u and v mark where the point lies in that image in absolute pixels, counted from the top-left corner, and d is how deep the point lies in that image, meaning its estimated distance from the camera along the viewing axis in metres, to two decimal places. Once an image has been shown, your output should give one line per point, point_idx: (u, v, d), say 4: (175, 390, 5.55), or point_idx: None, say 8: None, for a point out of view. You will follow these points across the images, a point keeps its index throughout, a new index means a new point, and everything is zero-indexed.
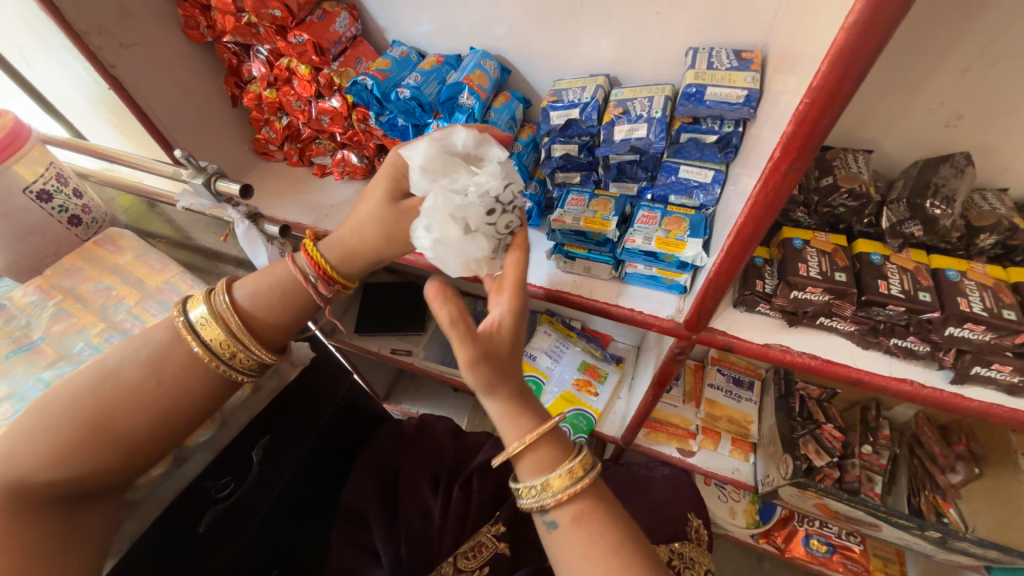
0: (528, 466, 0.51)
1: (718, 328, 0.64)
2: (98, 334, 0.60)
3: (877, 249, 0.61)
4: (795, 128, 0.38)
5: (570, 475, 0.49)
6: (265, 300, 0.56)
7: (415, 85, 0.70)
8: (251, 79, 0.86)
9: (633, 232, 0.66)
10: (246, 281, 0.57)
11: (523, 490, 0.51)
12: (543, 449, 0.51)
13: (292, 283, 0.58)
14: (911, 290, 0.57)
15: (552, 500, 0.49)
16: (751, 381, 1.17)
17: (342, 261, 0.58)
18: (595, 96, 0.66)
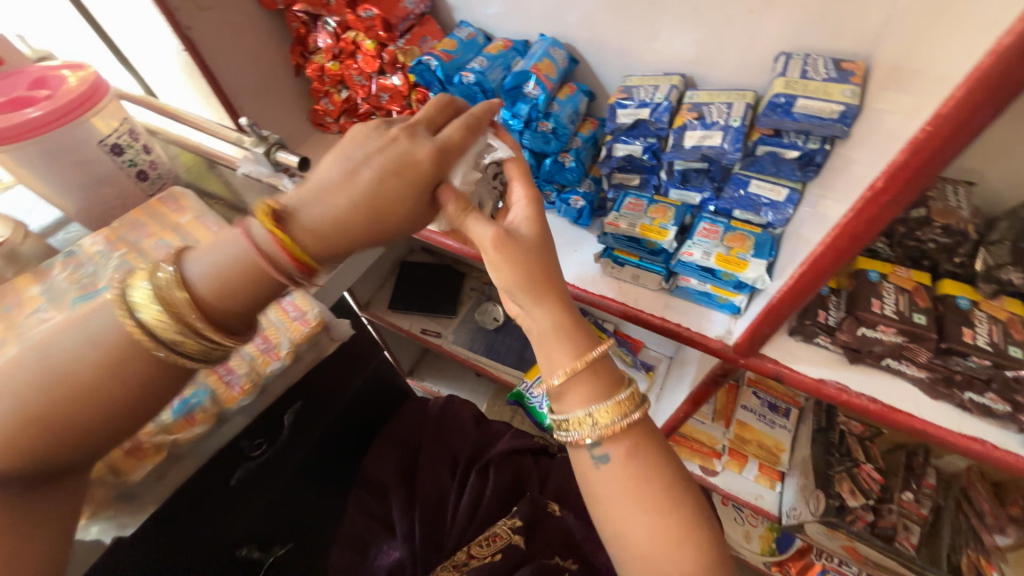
0: (576, 394, 0.48)
1: (769, 355, 0.61)
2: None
3: (964, 292, 0.56)
4: (910, 156, 0.34)
5: (618, 411, 0.47)
6: (223, 279, 0.42)
7: (480, 70, 0.68)
8: (316, 49, 0.86)
9: (692, 245, 0.63)
10: (198, 252, 0.43)
11: (571, 420, 0.48)
12: (595, 376, 0.48)
13: (253, 257, 0.42)
14: (999, 343, 0.52)
15: (596, 434, 0.47)
16: (788, 408, 1.10)
17: (319, 235, 0.43)
18: (668, 96, 0.62)
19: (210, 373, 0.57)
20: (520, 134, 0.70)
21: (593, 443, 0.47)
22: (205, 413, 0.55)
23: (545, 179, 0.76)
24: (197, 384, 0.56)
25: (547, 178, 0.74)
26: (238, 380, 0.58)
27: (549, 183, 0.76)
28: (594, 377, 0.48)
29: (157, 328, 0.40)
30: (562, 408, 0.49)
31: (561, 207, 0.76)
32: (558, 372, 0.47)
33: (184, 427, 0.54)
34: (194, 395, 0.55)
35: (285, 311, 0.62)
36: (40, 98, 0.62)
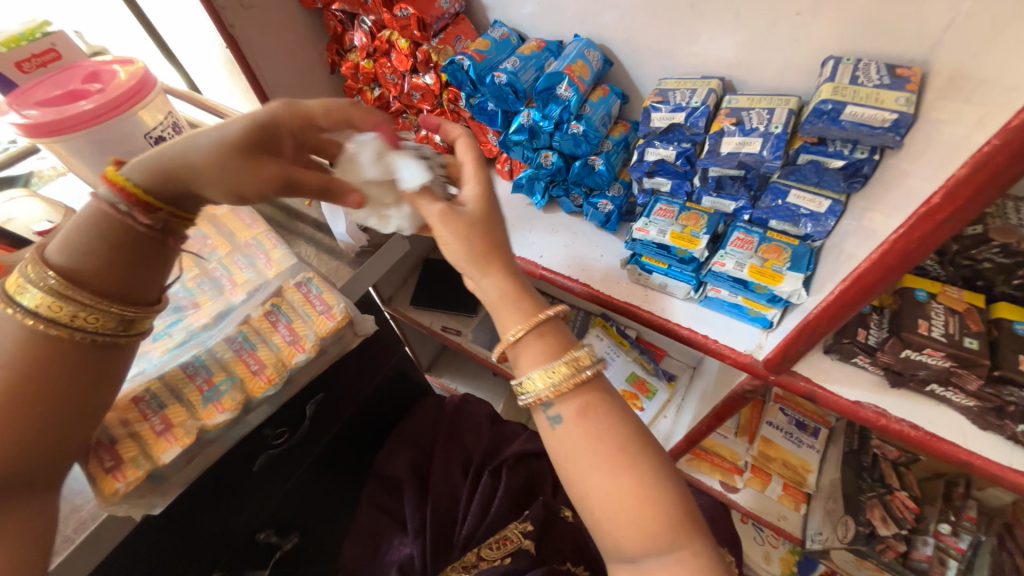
0: (532, 353, 0.49)
1: (802, 373, 0.59)
2: (191, 279, 0.65)
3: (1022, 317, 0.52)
4: (972, 172, 0.32)
5: (570, 368, 0.47)
6: (90, 245, 0.42)
7: (512, 70, 0.67)
8: (351, 48, 0.87)
9: (724, 255, 0.61)
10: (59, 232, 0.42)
11: (525, 381, 0.48)
12: (545, 337, 0.49)
13: (102, 219, 0.42)
14: None
15: (552, 391, 0.47)
16: (818, 428, 1.05)
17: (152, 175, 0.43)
18: (705, 101, 0.60)
19: (238, 362, 0.59)
20: (550, 135, 0.70)
21: (548, 403, 0.48)
22: (232, 401, 0.57)
23: (575, 183, 0.76)
24: (225, 372, 0.58)
25: (576, 181, 0.74)
26: (265, 370, 0.59)
27: (580, 186, 0.76)
28: (549, 337, 0.49)
29: (38, 307, 0.39)
30: (518, 371, 0.50)
31: (589, 211, 0.76)
32: (512, 329, 0.48)
33: (212, 414, 0.56)
34: (222, 383, 0.57)
35: (311, 304, 0.63)
36: (93, 91, 0.65)
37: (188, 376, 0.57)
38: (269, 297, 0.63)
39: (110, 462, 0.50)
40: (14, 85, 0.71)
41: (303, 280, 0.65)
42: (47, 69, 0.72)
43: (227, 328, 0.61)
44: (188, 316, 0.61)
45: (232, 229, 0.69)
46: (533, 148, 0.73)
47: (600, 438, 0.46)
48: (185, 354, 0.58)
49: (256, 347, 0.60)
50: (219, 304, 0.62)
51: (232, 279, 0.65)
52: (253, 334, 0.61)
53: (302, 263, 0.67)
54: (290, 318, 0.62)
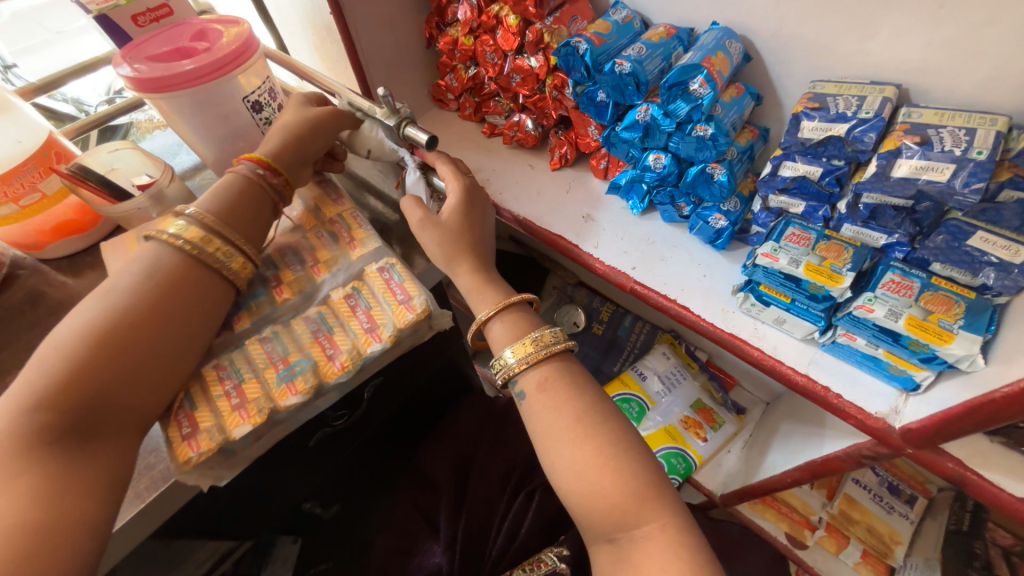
0: (501, 334, 0.56)
1: (952, 453, 0.49)
2: (279, 246, 0.63)
3: None
4: None
5: (533, 344, 0.54)
6: (226, 208, 0.53)
7: (637, 58, 0.59)
8: (453, 21, 0.82)
9: (872, 299, 0.51)
10: (220, 195, 0.54)
11: (498, 357, 0.55)
12: (508, 319, 0.57)
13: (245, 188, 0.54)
14: None
15: (521, 365, 0.53)
16: (914, 496, 0.93)
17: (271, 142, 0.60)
18: (879, 112, 0.49)
19: (315, 344, 0.56)
20: (668, 135, 0.62)
21: (518, 378, 0.54)
22: (304, 383, 0.53)
23: (684, 191, 0.67)
24: (301, 354, 0.55)
25: (687, 190, 0.66)
26: (340, 356, 0.55)
27: (689, 196, 0.67)
28: (518, 323, 0.57)
29: (182, 235, 0.49)
30: (494, 352, 0.57)
31: (695, 223, 0.68)
32: (480, 314, 0.58)
33: (285, 394, 0.53)
34: (298, 363, 0.54)
35: (392, 292, 0.58)
36: (199, 50, 0.65)
37: (265, 351, 0.55)
38: (352, 279, 0.60)
39: (186, 429, 0.50)
40: (129, 37, 0.71)
41: (386, 266, 0.60)
42: (159, 24, 0.73)
43: (307, 307, 0.58)
44: (270, 290, 0.59)
45: (319, 203, 0.67)
46: (644, 148, 0.65)
47: (563, 406, 0.50)
48: (264, 329, 0.57)
49: (334, 331, 0.57)
50: (304, 283, 0.60)
51: (315, 256, 0.62)
52: (331, 316, 0.57)
53: (385, 247, 0.63)
54: (369, 304, 0.58)
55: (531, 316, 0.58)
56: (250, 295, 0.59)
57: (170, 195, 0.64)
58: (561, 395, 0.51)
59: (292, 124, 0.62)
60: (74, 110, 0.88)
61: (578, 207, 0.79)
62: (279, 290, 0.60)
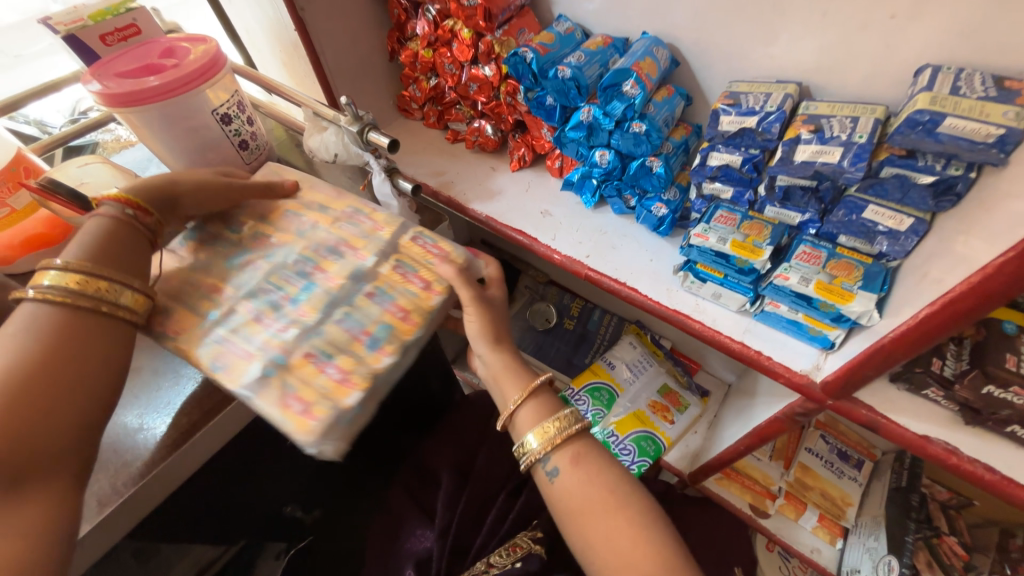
0: (527, 416, 0.58)
1: (864, 400, 0.55)
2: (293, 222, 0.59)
3: (1015, 317, 0.51)
4: None
5: (559, 424, 0.56)
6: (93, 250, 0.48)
7: (577, 65, 0.66)
8: (412, 36, 0.88)
9: (788, 268, 0.58)
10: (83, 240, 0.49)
11: (522, 442, 0.57)
12: (536, 400, 0.59)
13: (114, 227, 0.51)
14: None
15: (547, 446, 0.55)
16: (861, 460, 1.01)
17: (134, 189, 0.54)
18: (782, 105, 0.57)
19: (386, 312, 0.53)
20: (610, 133, 0.68)
21: (547, 458, 0.56)
22: (392, 344, 0.51)
23: (629, 184, 0.73)
24: (376, 324, 0.52)
25: (631, 182, 0.72)
26: (410, 315, 0.53)
27: (634, 188, 0.73)
28: (542, 405, 0.59)
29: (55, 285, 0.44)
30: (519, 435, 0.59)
31: (641, 213, 0.74)
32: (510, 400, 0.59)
33: (376, 358, 0.50)
34: (379, 330, 0.51)
35: (432, 254, 0.58)
36: (167, 66, 0.68)
37: (344, 329, 0.51)
38: (388, 252, 0.57)
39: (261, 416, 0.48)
40: (97, 56, 0.74)
41: (417, 233, 0.59)
42: (127, 43, 0.76)
43: (361, 285, 0.55)
44: (321, 281, 0.54)
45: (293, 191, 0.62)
46: (589, 146, 0.71)
47: (594, 480, 0.53)
48: (335, 312, 0.53)
49: (393, 295, 0.54)
50: (349, 265, 0.56)
51: (349, 244, 0.57)
52: (384, 287, 0.55)
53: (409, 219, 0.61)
54: (416, 267, 0.56)
55: (553, 397, 0.61)
56: (300, 287, 0.54)
57: None
58: (593, 468, 0.54)
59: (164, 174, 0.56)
60: (38, 131, 0.89)
61: (537, 203, 0.85)
62: (330, 279, 0.55)
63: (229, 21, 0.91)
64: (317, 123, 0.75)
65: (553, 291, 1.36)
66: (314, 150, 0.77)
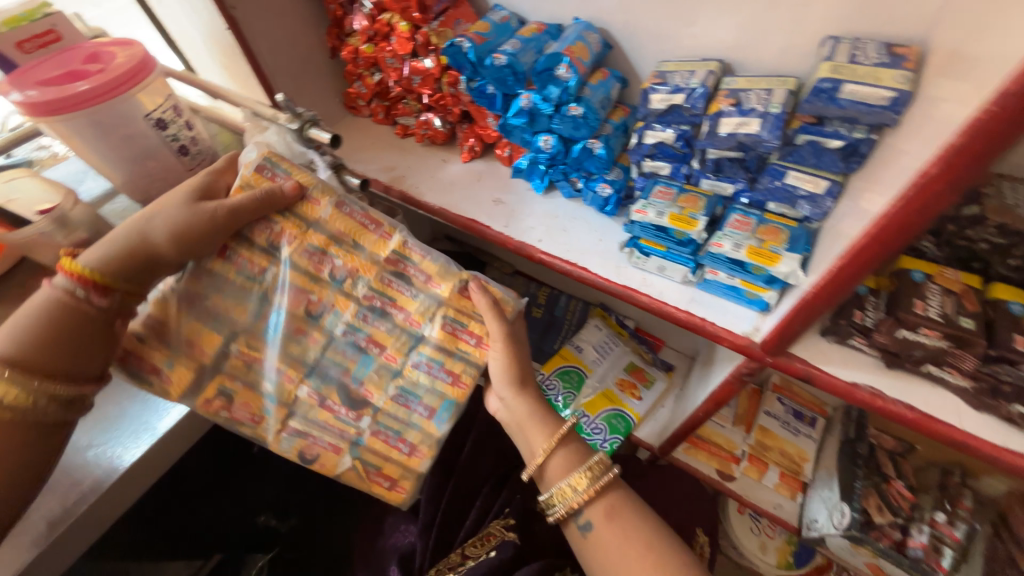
0: (557, 466, 0.61)
1: (799, 355, 0.58)
2: (327, 271, 0.56)
3: (921, 266, 0.55)
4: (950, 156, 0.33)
5: (589, 477, 0.60)
6: (31, 341, 0.49)
7: (512, 52, 0.67)
8: (352, 31, 0.87)
9: (721, 236, 0.61)
10: (19, 324, 0.49)
11: (553, 494, 0.60)
12: (565, 450, 0.62)
13: (58, 309, 0.50)
14: (951, 316, 0.51)
15: (580, 498, 0.59)
16: (815, 417, 1.07)
17: (102, 263, 0.52)
18: (704, 82, 0.60)
19: (440, 380, 0.59)
20: (549, 118, 0.70)
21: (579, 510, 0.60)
22: (452, 414, 0.59)
23: (574, 166, 0.75)
24: (434, 393, 0.59)
25: (576, 165, 0.74)
26: (461, 377, 0.59)
27: (579, 171, 0.76)
28: (570, 454, 0.62)
29: None
30: (549, 484, 0.62)
31: (588, 195, 0.76)
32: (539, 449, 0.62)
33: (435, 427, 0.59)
34: (441, 406, 0.59)
35: (474, 308, 0.60)
36: (92, 72, 0.66)
37: (403, 406, 0.59)
38: (436, 310, 0.58)
39: (387, 484, 0.60)
40: (15, 65, 0.70)
41: (466, 284, 0.59)
42: (48, 50, 0.73)
43: (411, 352, 0.58)
44: (376, 355, 0.58)
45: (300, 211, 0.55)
46: (531, 132, 0.72)
47: (627, 536, 0.56)
48: (391, 387, 0.59)
49: (445, 359, 0.59)
50: (399, 329, 0.58)
51: (397, 305, 0.58)
52: (436, 352, 0.58)
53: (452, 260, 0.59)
54: (462, 322, 0.59)
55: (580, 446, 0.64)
56: (358, 361, 0.58)
57: (75, 218, 0.65)
58: (626, 525, 0.57)
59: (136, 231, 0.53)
60: None
61: (488, 192, 0.86)
62: (386, 351, 0.58)
63: (158, 23, 0.87)
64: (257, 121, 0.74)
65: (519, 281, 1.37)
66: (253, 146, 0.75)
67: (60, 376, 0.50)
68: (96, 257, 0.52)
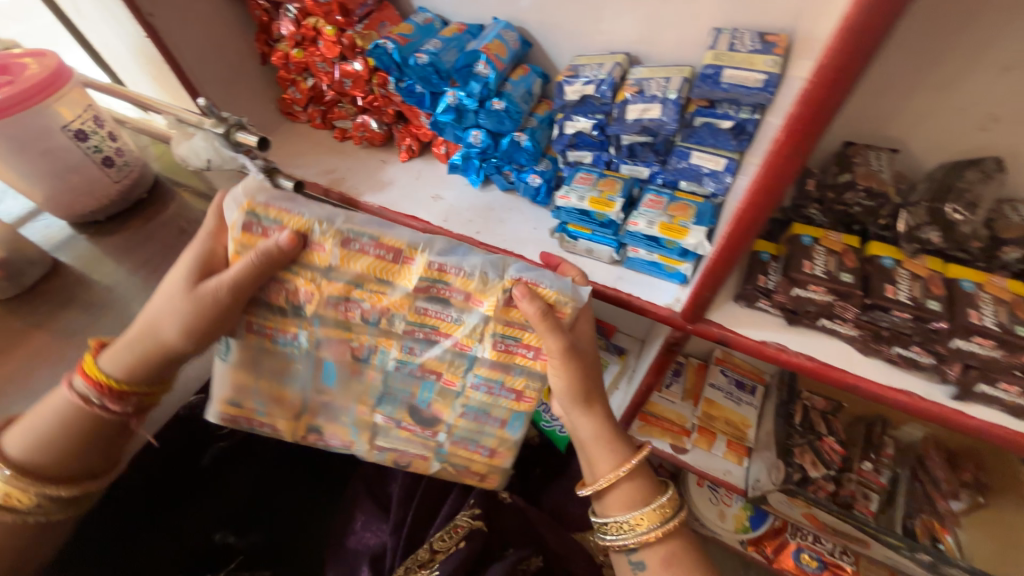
0: (617, 498, 0.61)
1: (715, 320, 0.63)
2: (361, 311, 0.56)
3: (810, 232, 0.61)
4: (793, 121, 0.38)
5: (651, 521, 0.59)
6: (44, 445, 0.53)
7: (433, 51, 0.70)
8: (280, 37, 0.88)
9: (637, 215, 0.65)
10: (37, 429, 0.53)
11: (613, 526, 0.61)
12: (631, 481, 0.62)
13: (74, 414, 0.53)
14: (918, 298, 0.54)
15: (636, 539, 0.59)
16: (754, 385, 1.15)
17: (119, 368, 0.54)
18: (611, 73, 0.65)
19: (505, 398, 0.60)
20: (475, 113, 0.73)
21: (633, 547, 0.61)
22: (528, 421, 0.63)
23: (505, 159, 0.79)
24: (505, 411, 0.61)
25: (507, 157, 0.77)
26: (525, 393, 0.60)
27: (510, 163, 0.79)
28: (635, 486, 0.62)
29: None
30: (608, 510, 0.62)
31: (520, 186, 0.79)
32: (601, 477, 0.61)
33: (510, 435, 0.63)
34: (511, 418, 0.62)
35: (515, 320, 0.55)
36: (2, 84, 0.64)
37: (479, 421, 0.62)
38: (485, 328, 0.55)
39: (477, 478, 0.69)
40: None
41: (508, 295, 0.53)
42: None
43: (468, 374, 0.59)
44: (437, 380, 0.60)
45: (306, 260, 0.53)
46: (459, 127, 0.75)
47: None
48: (457, 406, 0.61)
49: (499, 376, 0.58)
50: (451, 355, 0.58)
51: (442, 332, 0.56)
52: (489, 371, 0.58)
53: (495, 261, 0.54)
54: (515, 336, 0.55)
55: (646, 479, 0.63)
56: (420, 386, 0.61)
57: None
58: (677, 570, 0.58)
59: (155, 328, 0.54)
60: None
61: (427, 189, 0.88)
62: (441, 375, 0.59)
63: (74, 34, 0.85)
64: (183, 128, 0.74)
65: None
66: (181, 152, 0.75)
67: (83, 476, 0.55)
68: (115, 363, 0.53)
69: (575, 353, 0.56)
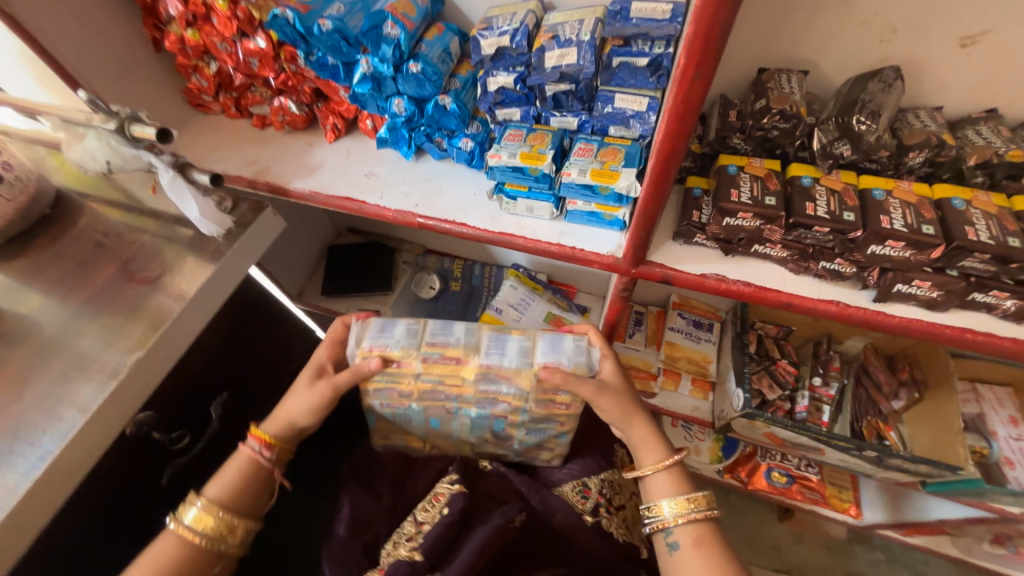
0: (659, 486, 0.64)
1: (656, 261, 0.64)
2: (445, 394, 0.64)
3: (735, 160, 0.63)
4: (691, 43, 0.39)
5: (692, 504, 0.61)
6: (229, 488, 0.62)
7: (337, 16, 0.66)
8: (170, 18, 0.80)
9: (569, 165, 0.64)
10: (222, 475, 0.62)
11: (655, 506, 0.62)
12: (672, 474, 0.65)
13: (247, 466, 0.63)
14: (836, 212, 0.57)
15: (676, 519, 0.61)
16: (712, 323, 1.19)
17: (278, 430, 0.65)
18: (524, 21, 0.63)
19: (556, 429, 0.70)
20: (393, 80, 0.70)
21: (670, 530, 0.61)
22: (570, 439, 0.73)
23: (433, 125, 0.76)
24: (560, 436, 0.72)
25: (435, 123, 0.75)
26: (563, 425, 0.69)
27: (439, 129, 0.76)
28: (676, 478, 0.64)
29: (196, 525, 0.58)
30: (650, 498, 0.65)
31: (453, 152, 0.78)
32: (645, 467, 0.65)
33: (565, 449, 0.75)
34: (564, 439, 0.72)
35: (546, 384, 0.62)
36: None
37: (544, 441, 0.73)
38: (526, 392, 0.63)
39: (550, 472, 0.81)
40: None
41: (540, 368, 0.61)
42: None
43: (523, 418, 0.67)
44: (503, 422, 0.69)
45: (392, 373, 0.63)
46: (380, 96, 0.72)
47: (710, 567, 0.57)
48: (523, 434, 0.71)
49: (548, 418, 0.67)
50: (510, 409, 0.66)
51: (500, 398, 0.64)
52: (542, 414, 0.67)
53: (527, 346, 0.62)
54: (551, 395, 0.64)
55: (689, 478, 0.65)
56: (494, 424, 0.69)
57: None
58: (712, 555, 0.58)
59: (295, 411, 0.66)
60: None
61: (358, 169, 0.84)
62: (507, 417, 0.67)
63: None
64: (70, 128, 0.66)
65: (432, 259, 1.35)
66: (74, 156, 0.68)
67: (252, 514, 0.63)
68: (273, 424, 0.65)
69: (609, 397, 0.64)
